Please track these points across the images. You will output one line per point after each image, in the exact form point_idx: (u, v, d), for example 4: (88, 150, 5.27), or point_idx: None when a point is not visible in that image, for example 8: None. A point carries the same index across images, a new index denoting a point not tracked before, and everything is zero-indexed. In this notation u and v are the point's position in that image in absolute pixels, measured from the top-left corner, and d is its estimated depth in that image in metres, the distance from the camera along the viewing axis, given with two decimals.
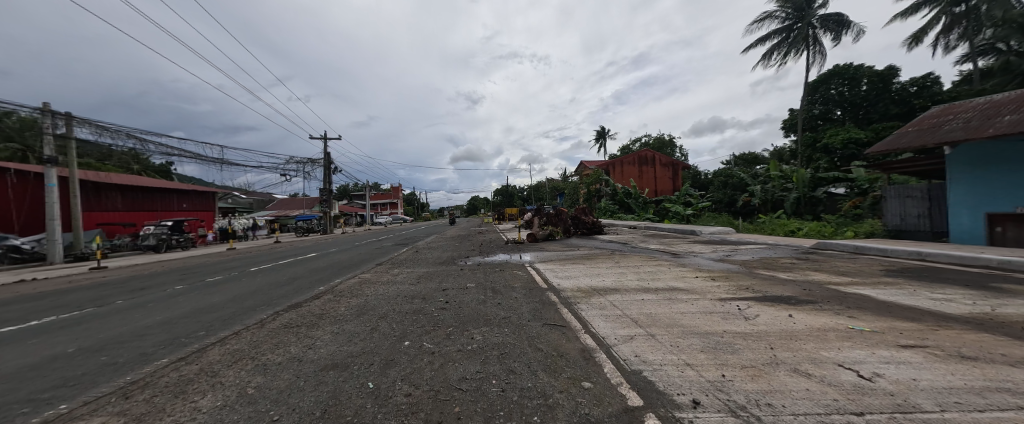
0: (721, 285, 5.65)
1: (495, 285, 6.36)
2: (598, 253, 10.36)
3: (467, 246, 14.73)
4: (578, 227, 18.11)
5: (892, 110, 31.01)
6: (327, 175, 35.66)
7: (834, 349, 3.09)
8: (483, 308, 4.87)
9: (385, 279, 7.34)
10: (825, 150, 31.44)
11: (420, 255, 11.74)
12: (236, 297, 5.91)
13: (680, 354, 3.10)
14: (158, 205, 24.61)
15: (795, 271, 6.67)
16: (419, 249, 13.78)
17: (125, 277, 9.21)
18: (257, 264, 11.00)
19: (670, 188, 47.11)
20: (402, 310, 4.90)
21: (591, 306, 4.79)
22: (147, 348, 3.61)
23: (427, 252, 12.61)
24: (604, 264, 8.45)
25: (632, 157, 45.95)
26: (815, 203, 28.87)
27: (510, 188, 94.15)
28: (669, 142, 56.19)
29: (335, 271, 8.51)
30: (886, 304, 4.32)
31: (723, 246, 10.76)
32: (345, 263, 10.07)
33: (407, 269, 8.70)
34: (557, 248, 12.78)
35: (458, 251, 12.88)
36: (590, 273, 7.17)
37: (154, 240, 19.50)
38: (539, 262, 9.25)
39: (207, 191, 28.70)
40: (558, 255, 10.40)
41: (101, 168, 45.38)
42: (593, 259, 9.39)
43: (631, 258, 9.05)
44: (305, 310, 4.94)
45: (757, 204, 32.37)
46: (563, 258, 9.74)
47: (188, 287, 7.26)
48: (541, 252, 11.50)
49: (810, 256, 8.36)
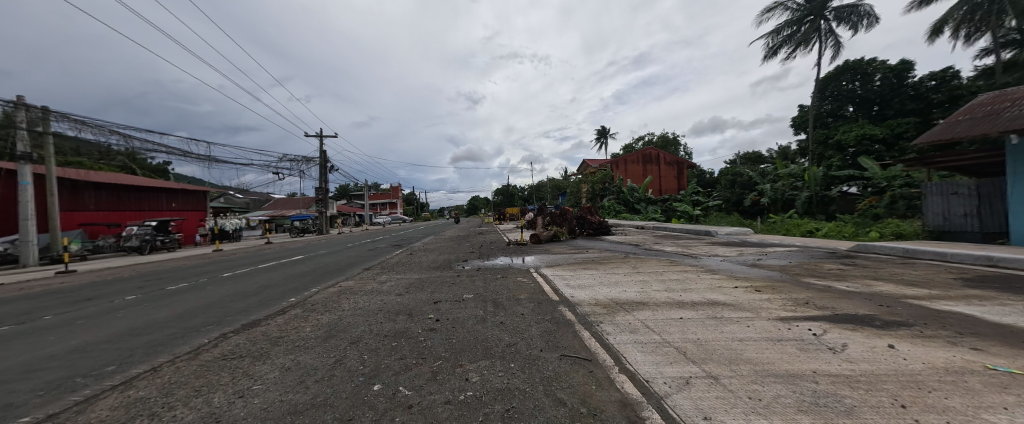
0: (771, 298, 4.63)
1: (497, 296, 5.36)
2: (610, 256, 9.33)
3: (467, 247, 13.79)
4: (584, 228, 17.11)
5: (908, 105, 30.10)
6: (323, 174, 34.74)
7: (1002, 410, 2.06)
8: (481, 331, 3.87)
9: (369, 288, 6.36)
10: (838, 147, 30.42)
11: (414, 258, 10.76)
12: (186, 313, 4.93)
13: (772, 417, 2.07)
14: (146, 205, 23.72)
15: (850, 280, 5.63)
16: (415, 251, 12.81)
17: (84, 284, 8.26)
18: (235, 268, 10.01)
19: (675, 188, 46.10)
20: (381, 334, 3.87)
21: (619, 328, 3.77)
22: (18, 396, 2.62)
23: (422, 255, 11.59)
24: (620, 269, 7.42)
25: (636, 155, 44.93)
26: (827, 202, 28.02)
27: (511, 189, 93.36)
28: (672, 140, 55.21)
29: (315, 278, 7.49)
30: (1008, 329, 3.28)
31: (748, 249, 9.74)
32: (330, 268, 9.05)
33: (397, 275, 7.69)
34: (563, 250, 11.76)
35: (456, 253, 11.90)
36: (606, 281, 6.16)
37: (137, 241, 18.54)
38: (546, 267, 8.24)
39: (198, 190, 27.80)
40: (566, 258, 9.38)
41: (95, 167, 44.63)
42: (606, 263, 8.37)
43: (649, 263, 8.02)
44: (256, 334, 3.92)
45: (766, 203, 31.38)
46: (572, 262, 8.72)
47: (141, 298, 6.26)
48: (547, 255, 10.47)
49: (856, 261, 7.33)
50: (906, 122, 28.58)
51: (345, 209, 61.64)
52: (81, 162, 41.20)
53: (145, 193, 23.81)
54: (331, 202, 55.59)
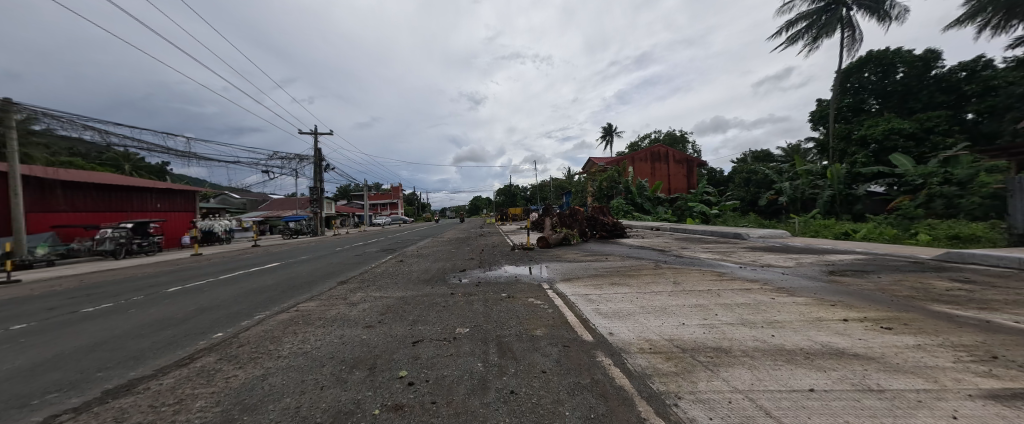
0: (926, 347, 2.97)
1: (502, 333, 3.77)
2: (637, 267, 7.66)
3: (466, 252, 12.28)
4: (596, 230, 15.55)
5: (938, 98, 28.26)
6: (318, 173, 33.40)
7: None
8: (476, 417, 2.23)
9: (334, 313, 4.81)
10: (861, 143, 28.66)
11: (404, 267, 9.23)
12: (47, 361, 3.36)
13: None
14: (128, 205, 22.45)
15: (1000, 308, 3.96)
16: (405, 257, 11.26)
17: (2, 301, 6.78)
18: (195, 278, 8.51)
19: (684, 186, 44.37)
20: (307, 420, 2.26)
21: (719, 417, 2.10)
22: None
23: (413, 263, 10.02)
24: (657, 285, 5.75)
25: (644, 152, 43.24)
26: (852, 201, 26.34)
27: (513, 188, 91.89)
28: (681, 137, 53.36)
29: (273, 296, 5.94)
30: None
31: (802, 256, 8.11)
32: (300, 280, 7.55)
33: (375, 292, 6.13)
34: (576, 256, 10.14)
35: (452, 260, 10.34)
36: (649, 306, 4.54)
37: (111, 244, 17.12)
38: (559, 282, 6.62)
39: (186, 190, 26.54)
40: (583, 269, 7.75)
41: (91, 168, 43.72)
42: (634, 276, 6.71)
43: (690, 276, 6.36)
44: (101, 420, 2.32)
45: (784, 202, 29.69)
46: (592, 274, 7.07)
47: (34, 326, 4.72)
48: (559, 263, 8.82)
49: (965, 274, 5.66)
50: (938, 116, 26.72)
51: (344, 209, 60.36)
52: (72, 161, 40.10)
53: (126, 191, 22.56)
54: (330, 202, 54.32)
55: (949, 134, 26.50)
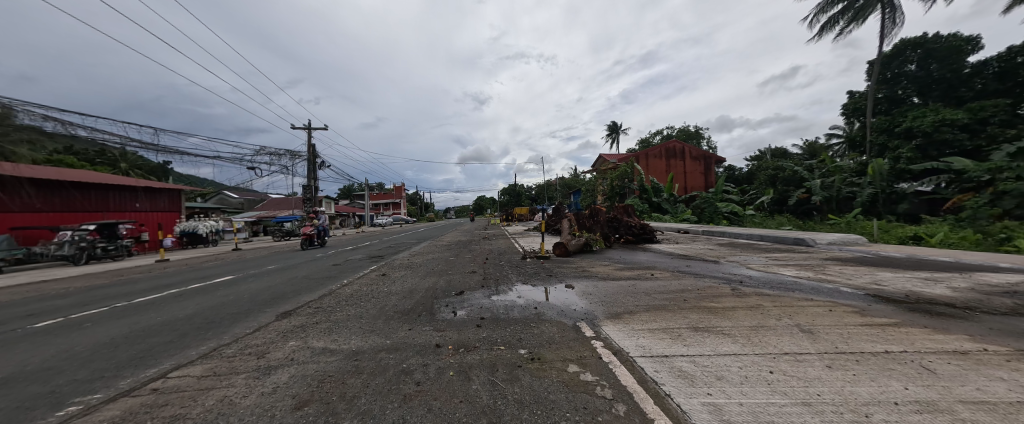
0: None
1: None
2: (709, 291, 5.33)
3: (466, 262, 10.03)
4: (621, 233, 13.28)
5: (992, 86, 24.85)
6: (312, 170, 31.55)
7: None
8: None
9: (205, 407, 2.53)
10: (907, 135, 25.80)
11: (382, 286, 6.95)
12: None
13: None
14: (103, 205, 20.80)
15: None
16: (390, 270, 8.88)
17: None
18: (102, 303, 6.31)
19: (701, 185, 41.64)
20: None
21: None
22: None
23: (398, 279, 7.75)
24: (786, 340, 3.33)
25: (658, 148, 40.60)
26: (896, 200, 23.79)
27: (518, 188, 89.16)
28: (695, 133, 50.55)
29: (153, 350, 3.71)
30: None
31: (945, 277, 5.64)
32: (229, 310, 5.31)
33: (316, 342, 3.84)
34: (607, 269, 7.86)
35: (449, 274, 8.16)
36: (829, 409, 2.19)
37: (70, 248, 15.28)
38: (603, 320, 4.27)
39: (168, 189, 24.86)
40: (630, 294, 5.40)
41: (85, 167, 42.41)
42: (720, 312, 4.32)
43: (817, 316, 3.96)
44: None
45: (818, 202, 26.95)
46: (651, 306, 4.70)
47: None
48: (592, 283, 6.52)
49: None
50: (993, 104, 23.68)
51: (344, 209, 58.65)
52: (62, 158, 38.78)
53: (100, 190, 20.84)
54: (329, 202, 52.61)
55: (1009, 124, 23.42)
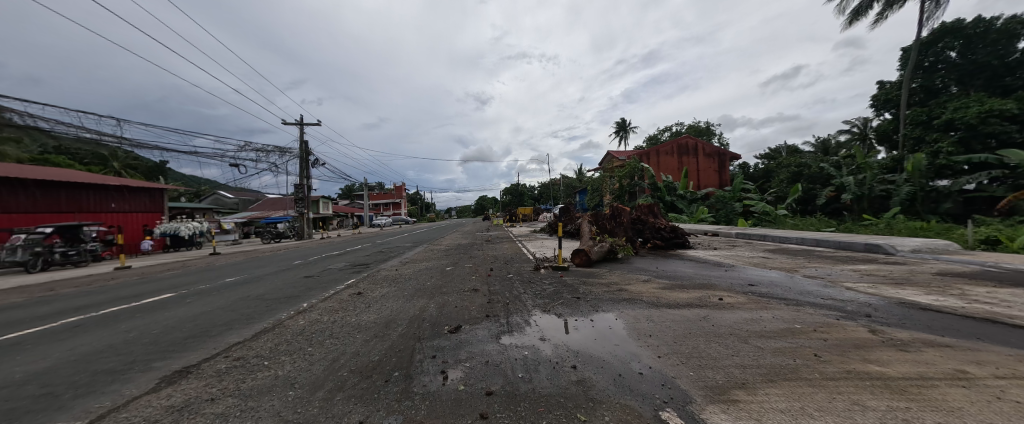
0: None
1: None
2: (839, 337, 3.42)
3: (466, 275, 8.14)
4: (647, 237, 11.43)
5: None
6: (305, 169, 29.87)
7: None
8: None
9: None
10: (946, 128, 23.72)
11: (349, 316, 5.02)
12: None
13: None
14: (76, 206, 19.36)
15: None
16: (369, 288, 6.94)
17: None
18: None
19: (716, 183, 39.51)
20: None
21: None
22: None
23: (375, 301, 5.87)
24: None
25: (670, 145, 38.68)
26: (938, 199, 21.90)
27: (521, 187, 87.18)
28: (706, 130, 48.53)
29: None
30: None
31: None
32: (96, 366, 3.40)
33: None
34: (650, 288, 5.94)
35: (444, 293, 6.29)
36: None
37: (23, 253, 13.62)
38: (709, 409, 2.31)
39: (151, 189, 23.49)
40: (715, 341, 3.47)
41: (75, 167, 41.03)
42: (910, 393, 2.43)
43: None
44: None
45: (847, 200, 24.95)
46: (767, 370, 2.81)
47: None
48: (640, 312, 4.62)
49: None
50: None
51: (343, 209, 57.11)
52: (48, 156, 37.42)
53: (70, 189, 19.29)
54: (327, 202, 50.89)
55: None
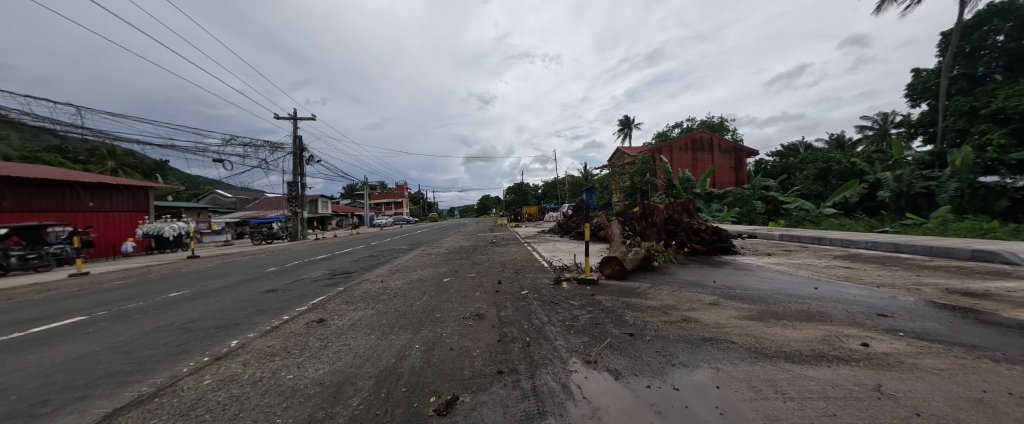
0: None
1: None
2: None
3: (467, 290, 6.42)
4: (684, 240, 9.62)
5: None
6: (299, 165, 28.31)
7: None
8: None
9: None
10: (997, 119, 21.42)
11: (283, 370, 3.23)
12: None
13: None
14: (47, 205, 17.95)
15: None
16: (337, 312, 5.18)
17: None
18: None
19: (732, 181, 37.44)
20: None
21: None
22: None
23: (337, 337, 4.11)
24: None
25: (683, 140, 36.67)
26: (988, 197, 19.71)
27: (524, 186, 85.22)
28: (720, 125, 46.33)
29: None
30: None
31: None
32: None
33: None
34: (730, 319, 4.10)
35: (435, 322, 4.51)
36: None
37: None
38: None
39: (135, 187, 22.13)
40: None
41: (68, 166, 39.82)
42: None
43: None
44: None
45: (885, 198, 22.81)
46: None
47: None
48: (753, 373, 2.76)
49: None
50: None
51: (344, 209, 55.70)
52: (40, 155, 36.27)
53: (41, 187, 17.80)
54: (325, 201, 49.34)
55: None
